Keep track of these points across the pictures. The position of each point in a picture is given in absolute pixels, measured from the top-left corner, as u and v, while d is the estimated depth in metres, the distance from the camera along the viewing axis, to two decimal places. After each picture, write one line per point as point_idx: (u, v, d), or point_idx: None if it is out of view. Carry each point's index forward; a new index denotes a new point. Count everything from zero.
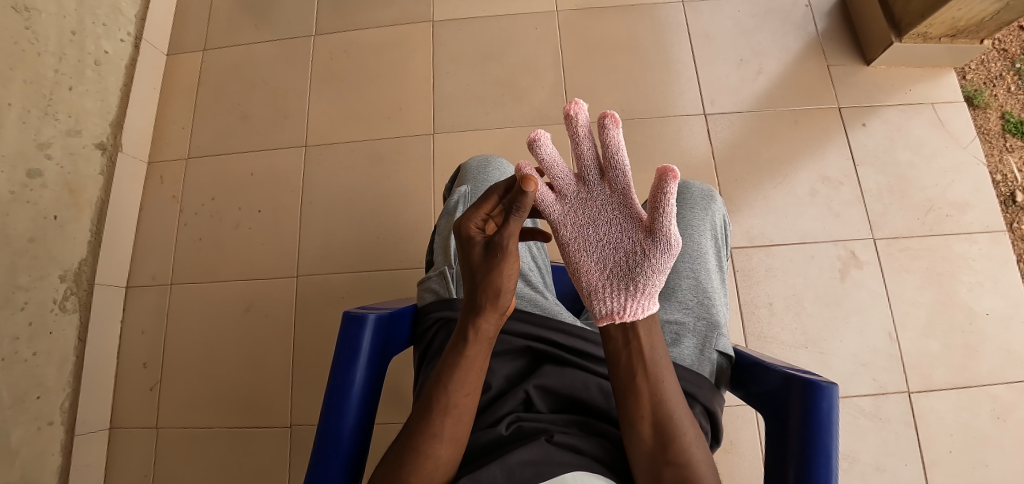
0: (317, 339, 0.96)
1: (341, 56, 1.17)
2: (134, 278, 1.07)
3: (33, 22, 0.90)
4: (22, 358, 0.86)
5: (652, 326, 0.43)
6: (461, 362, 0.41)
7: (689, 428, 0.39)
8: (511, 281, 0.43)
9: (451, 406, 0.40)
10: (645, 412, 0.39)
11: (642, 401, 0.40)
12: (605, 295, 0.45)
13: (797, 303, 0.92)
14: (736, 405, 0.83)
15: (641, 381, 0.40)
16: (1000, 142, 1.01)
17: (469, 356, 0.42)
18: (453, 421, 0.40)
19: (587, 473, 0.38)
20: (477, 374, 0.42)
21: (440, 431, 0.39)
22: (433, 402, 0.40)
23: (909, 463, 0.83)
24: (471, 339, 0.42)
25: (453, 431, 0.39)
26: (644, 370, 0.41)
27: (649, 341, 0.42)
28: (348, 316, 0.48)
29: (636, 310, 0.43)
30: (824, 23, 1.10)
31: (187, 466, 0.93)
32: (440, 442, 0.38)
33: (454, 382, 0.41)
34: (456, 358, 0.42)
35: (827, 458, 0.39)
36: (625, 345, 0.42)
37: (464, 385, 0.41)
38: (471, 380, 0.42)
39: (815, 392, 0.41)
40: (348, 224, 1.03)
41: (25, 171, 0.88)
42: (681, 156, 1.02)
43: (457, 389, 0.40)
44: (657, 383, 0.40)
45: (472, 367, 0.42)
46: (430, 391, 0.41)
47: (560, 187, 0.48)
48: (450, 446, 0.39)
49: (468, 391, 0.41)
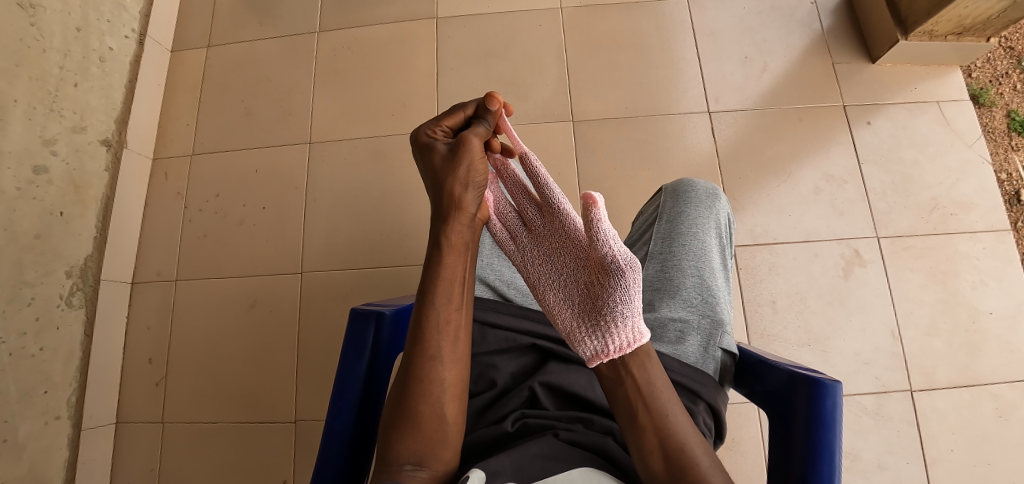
0: (321, 335, 0.97)
1: (345, 52, 1.17)
2: (138, 275, 1.07)
3: (37, 19, 0.90)
4: (29, 353, 0.87)
5: (645, 359, 0.42)
6: (444, 272, 0.42)
7: (703, 457, 0.38)
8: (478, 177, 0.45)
9: (445, 325, 0.41)
10: (652, 446, 0.38)
11: (647, 435, 0.38)
12: (586, 337, 0.45)
13: (800, 301, 0.92)
14: (739, 403, 0.84)
15: (642, 417, 0.39)
16: (1004, 140, 1.00)
17: (447, 262, 0.42)
18: (450, 339, 0.41)
19: (594, 470, 0.38)
20: (460, 286, 0.43)
21: (440, 354, 0.40)
22: (428, 325, 0.40)
23: (911, 461, 0.83)
24: (444, 245, 0.43)
25: (452, 351, 0.41)
26: (644, 405, 0.40)
27: (643, 374, 0.41)
28: (354, 313, 0.49)
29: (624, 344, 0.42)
30: (829, 21, 1.10)
31: (192, 461, 0.94)
32: (443, 365, 0.40)
33: (441, 296, 0.41)
34: (435, 267, 0.42)
35: (831, 454, 0.39)
36: (620, 383, 0.41)
37: (451, 300, 0.42)
38: (457, 291, 0.42)
39: (820, 390, 0.41)
40: (352, 221, 1.03)
41: (30, 167, 0.88)
42: (686, 154, 1.02)
43: (446, 305, 0.41)
44: (659, 414, 0.39)
45: (453, 275, 0.42)
46: (420, 315, 0.41)
47: (513, 233, 0.52)
48: (453, 368, 0.40)
49: (456, 305, 0.42)
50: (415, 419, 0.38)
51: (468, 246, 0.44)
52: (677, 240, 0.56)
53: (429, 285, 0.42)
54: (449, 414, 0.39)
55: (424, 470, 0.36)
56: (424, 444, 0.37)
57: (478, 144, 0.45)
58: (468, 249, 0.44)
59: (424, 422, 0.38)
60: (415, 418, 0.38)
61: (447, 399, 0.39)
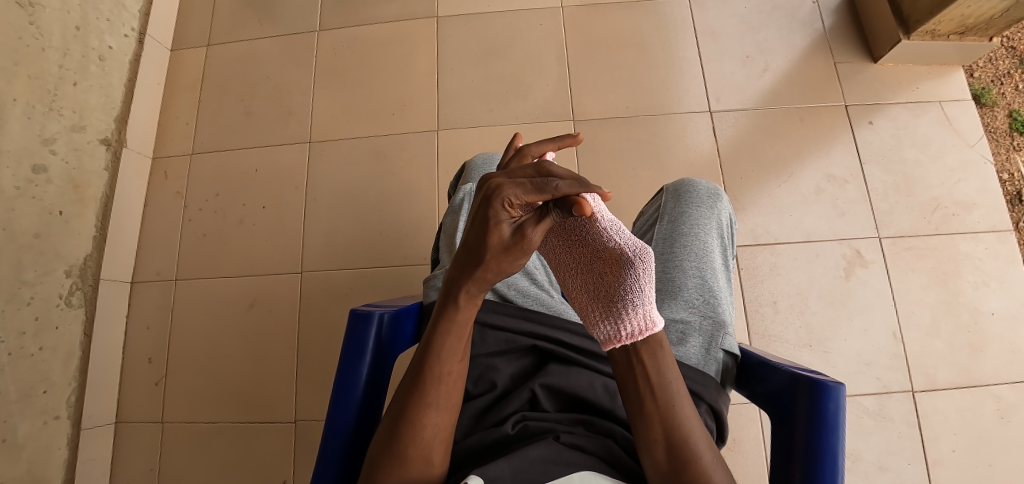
0: (321, 335, 0.96)
1: (345, 51, 1.16)
2: (138, 274, 1.07)
3: (37, 18, 0.90)
4: (28, 353, 0.87)
5: (657, 347, 0.42)
6: (453, 328, 0.40)
7: (706, 450, 0.38)
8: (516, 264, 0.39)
9: (445, 374, 0.40)
10: (657, 435, 0.39)
11: (653, 424, 0.39)
12: (601, 324, 0.46)
13: (801, 301, 0.92)
14: (740, 403, 0.83)
15: (650, 405, 0.40)
16: (1006, 140, 1.00)
17: (458, 319, 0.40)
18: (447, 388, 0.40)
19: (594, 473, 0.38)
20: (465, 341, 0.41)
21: (436, 401, 0.39)
22: (429, 370, 0.39)
23: (912, 461, 0.82)
24: (459, 300, 0.40)
25: (447, 398, 0.40)
26: (653, 394, 0.40)
27: (655, 362, 0.41)
28: (354, 313, 0.48)
29: (636, 332, 0.42)
30: (831, 20, 1.10)
31: (192, 460, 0.94)
32: (438, 411, 0.39)
33: (445, 348, 0.40)
34: (444, 320, 0.40)
35: (833, 458, 0.39)
36: (630, 371, 0.42)
37: (454, 352, 0.40)
38: (461, 346, 0.41)
39: (822, 392, 0.41)
40: (352, 220, 1.03)
41: (29, 167, 0.88)
42: (687, 154, 1.02)
43: (449, 356, 0.40)
44: (667, 405, 0.39)
45: (462, 332, 0.41)
46: (422, 357, 0.40)
47: None
48: (446, 413, 0.39)
49: (459, 357, 0.41)
50: (402, 458, 0.37)
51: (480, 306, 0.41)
52: (678, 241, 0.55)
53: (435, 332, 0.40)
54: (435, 458, 0.38)
55: None
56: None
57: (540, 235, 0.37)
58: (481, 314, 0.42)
59: (410, 463, 0.37)
60: (401, 459, 0.37)
61: (437, 441, 0.38)
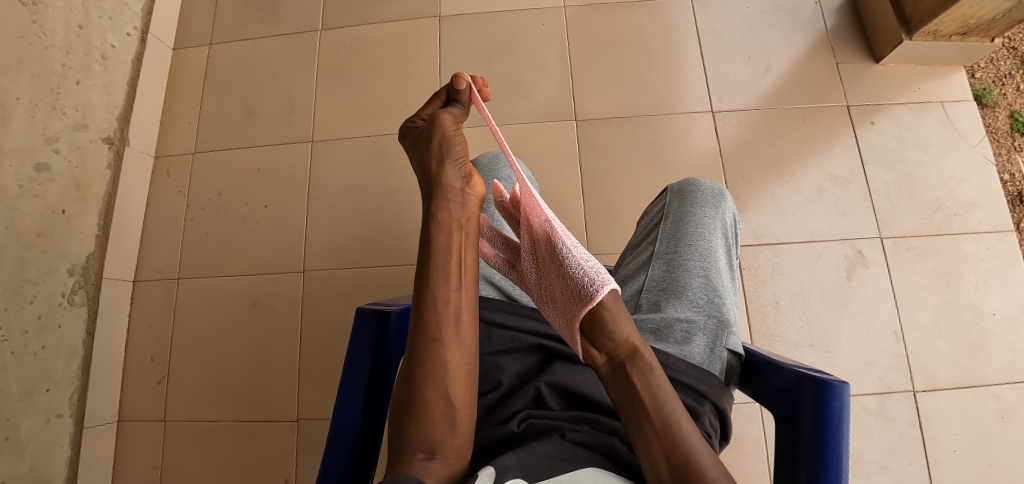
0: (324, 334, 0.96)
1: (347, 51, 1.16)
2: (141, 273, 1.07)
3: (40, 16, 0.90)
4: (31, 351, 0.87)
5: (646, 369, 0.40)
6: (439, 256, 0.40)
7: (711, 466, 0.36)
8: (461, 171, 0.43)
9: (443, 306, 0.39)
10: (659, 456, 0.37)
11: (654, 447, 0.37)
12: (563, 317, 0.44)
13: (803, 301, 0.92)
14: (741, 403, 0.84)
15: (647, 428, 0.38)
16: (1007, 141, 1.00)
17: (441, 244, 0.41)
18: (452, 323, 0.40)
19: (599, 470, 0.37)
20: (458, 268, 0.41)
21: (445, 338, 0.39)
22: (427, 307, 0.39)
23: (914, 461, 0.83)
24: (437, 229, 0.41)
25: (455, 333, 0.40)
26: (648, 414, 0.38)
27: (646, 383, 0.40)
28: (359, 312, 0.49)
29: (582, 299, 0.40)
30: (833, 21, 1.10)
31: (194, 459, 0.94)
32: (447, 349, 0.39)
33: (438, 280, 0.40)
34: (427, 251, 0.41)
35: (838, 456, 0.39)
36: (623, 393, 0.40)
37: (449, 280, 0.40)
38: (456, 273, 0.41)
39: (827, 391, 0.41)
40: (354, 219, 1.03)
41: (32, 165, 0.88)
42: (689, 154, 1.02)
43: (444, 286, 0.40)
44: (663, 423, 0.38)
45: (449, 257, 0.41)
46: (418, 299, 0.40)
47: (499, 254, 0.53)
48: (457, 350, 0.39)
49: (457, 287, 0.40)
50: (422, 404, 0.37)
51: (461, 224, 0.42)
52: (683, 240, 0.56)
53: (424, 268, 0.40)
54: (456, 397, 0.39)
55: (437, 452, 0.37)
56: (434, 433, 0.37)
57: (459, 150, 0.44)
58: (465, 232, 0.42)
59: (431, 408, 0.37)
60: (423, 404, 0.37)
61: (452, 381, 0.39)
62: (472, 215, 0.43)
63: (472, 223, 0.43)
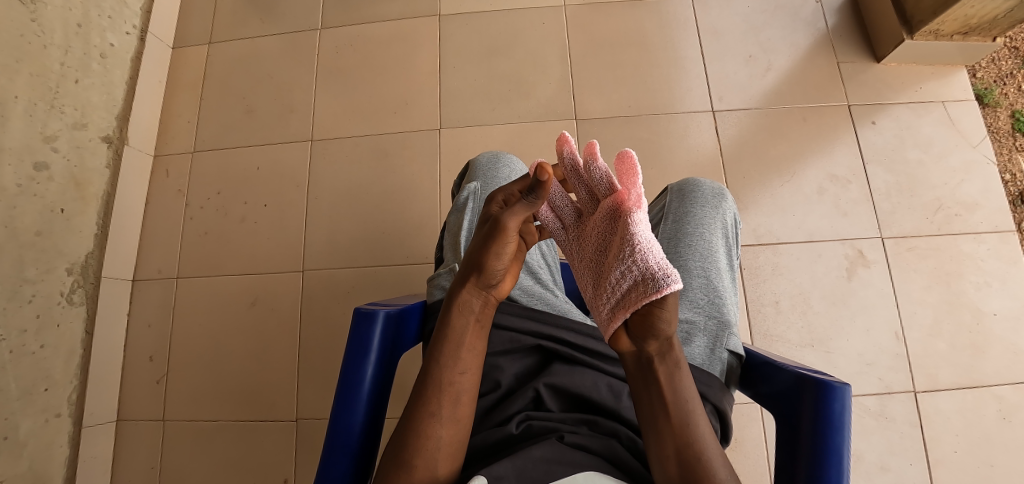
0: (323, 333, 0.96)
1: (347, 49, 1.16)
2: (140, 272, 1.07)
3: (39, 15, 0.90)
4: (30, 350, 0.87)
5: (675, 368, 0.39)
6: (454, 340, 0.43)
7: (721, 468, 0.36)
8: (501, 259, 0.43)
9: (447, 384, 0.41)
10: (669, 452, 0.37)
11: (666, 442, 0.38)
12: (614, 294, 0.41)
13: (803, 301, 0.91)
14: (742, 403, 0.83)
15: (663, 423, 0.38)
16: (1009, 141, 1.00)
17: (454, 326, 0.43)
18: (450, 400, 0.40)
19: (597, 473, 0.37)
20: (467, 352, 0.43)
21: (440, 411, 0.40)
22: (432, 382, 0.41)
23: (914, 462, 0.82)
24: (456, 309, 0.43)
25: (452, 411, 0.40)
26: (666, 410, 0.38)
27: (671, 382, 0.39)
28: (358, 312, 0.48)
29: (648, 290, 0.37)
30: (835, 20, 1.09)
31: (193, 458, 0.94)
32: (441, 422, 0.39)
33: (448, 359, 0.42)
34: (444, 333, 0.43)
35: (838, 458, 0.39)
36: (646, 388, 0.40)
37: (456, 361, 0.42)
38: (465, 357, 0.42)
39: (828, 392, 0.41)
40: (354, 218, 1.03)
41: (31, 164, 0.88)
42: (689, 153, 1.02)
43: (450, 365, 0.41)
44: (681, 422, 0.38)
45: (462, 342, 0.43)
46: (426, 371, 0.42)
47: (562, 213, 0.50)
48: (452, 427, 0.40)
49: (466, 369, 0.42)
50: (408, 466, 0.37)
51: (477, 317, 0.44)
52: (683, 241, 0.55)
53: (437, 345, 0.43)
54: (440, 471, 0.38)
55: None
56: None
57: (515, 227, 0.41)
58: (480, 322, 0.44)
59: (415, 473, 0.37)
60: (406, 470, 0.37)
61: (441, 457, 0.38)
62: (491, 310, 0.45)
63: (488, 316, 0.46)
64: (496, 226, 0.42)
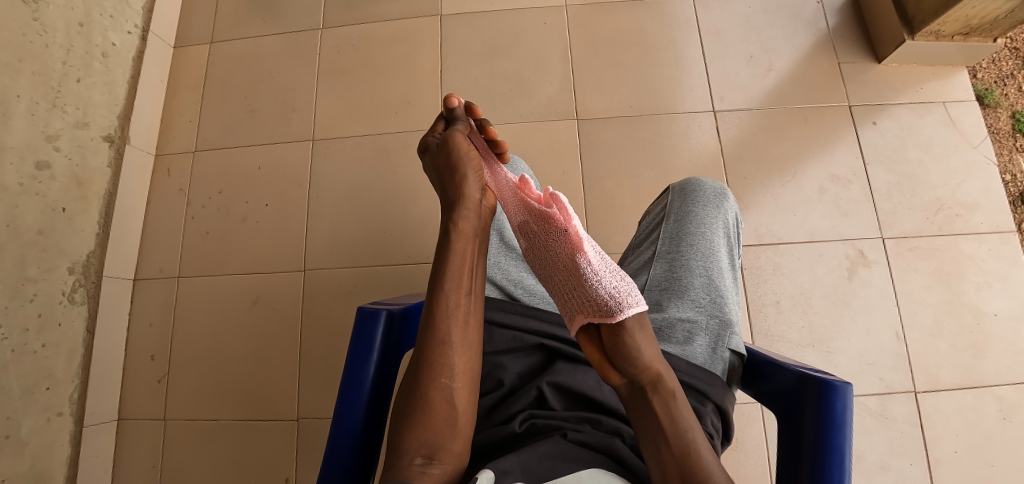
0: (325, 333, 0.96)
1: (349, 49, 1.16)
2: (141, 271, 1.07)
3: (41, 14, 0.90)
4: (32, 349, 0.87)
5: (669, 397, 0.39)
6: (453, 258, 0.42)
7: None
8: (474, 174, 0.46)
9: (454, 308, 0.41)
10: (672, 474, 0.36)
11: (669, 470, 0.36)
12: (570, 304, 0.45)
13: (804, 301, 0.92)
14: (743, 403, 0.83)
15: (665, 451, 0.37)
16: (1009, 141, 1.00)
17: (455, 248, 0.43)
18: (460, 325, 0.41)
19: (602, 470, 0.37)
20: (469, 276, 0.43)
21: (451, 338, 0.40)
22: (438, 308, 0.41)
23: (914, 462, 0.83)
24: (452, 235, 0.43)
25: (462, 336, 0.41)
26: (666, 437, 0.37)
27: (667, 410, 0.39)
28: (361, 311, 0.49)
29: (603, 313, 0.41)
30: (835, 20, 1.10)
31: (194, 458, 0.94)
32: (453, 351, 0.40)
33: (451, 285, 0.41)
34: (442, 253, 0.43)
35: (840, 457, 0.39)
36: (643, 417, 0.39)
37: (460, 283, 0.42)
38: (466, 277, 0.43)
39: (830, 391, 0.41)
40: (355, 218, 1.03)
41: (33, 163, 0.88)
42: (690, 153, 1.02)
43: (456, 288, 0.42)
44: (682, 447, 0.37)
45: (462, 261, 0.43)
46: (430, 302, 0.41)
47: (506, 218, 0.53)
48: (463, 354, 0.41)
49: (466, 291, 0.42)
50: (427, 404, 0.38)
51: (474, 234, 0.44)
52: (685, 240, 0.55)
53: (439, 272, 0.42)
54: (459, 400, 0.39)
55: (435, 462, 0.36)
56: (435, 432, 0.37)
57: (464, 144, 0.47)
58: (476, 242, 0.44)
59: (435, 408, 0.38)
60: (426, 404, 0.38)
61: (458, 384, 0.40)
62: (485, 226, 0.46)
63: (483, 231, 0.46)
64: (450, 146, 0.47)
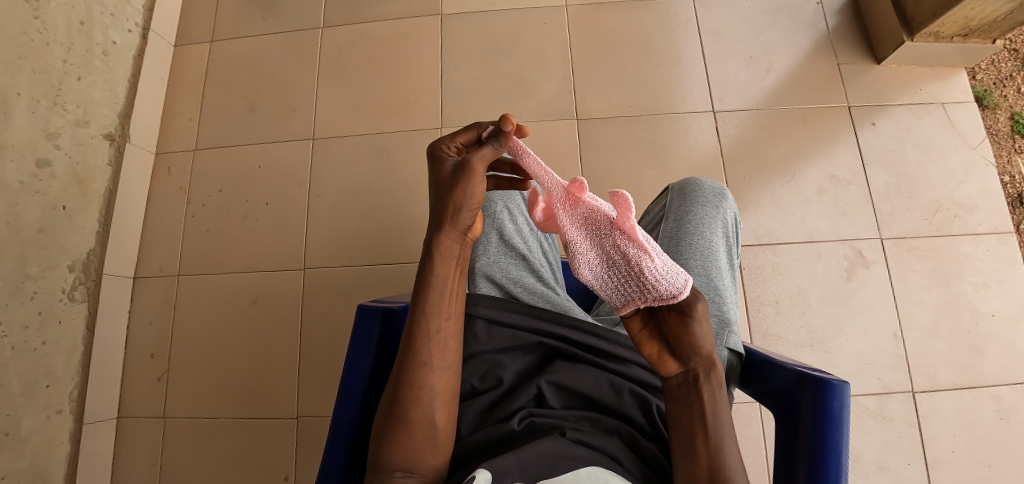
0: (324, 332, 0.97)
1: (349, 48, 1.16)
2: (141, 269, 1.07)
3: (42, 12, 0.90)
4: (32, 347, 0.87)
5: (717, 387, 0.41)
6: (435, 285, 0.41)
7: None
8: (476, 200, 0.41)
9: (434, 334, 0.41)
10: (701, 472, 0.39)
11: (699, 461, 0.39)
12: (614, 290, 0.41)
13: (803, 301, 0.92)
14: (741, 402, 0.84)
15: (700, 443, 0.40)
16: (1007, 143, 1.01)
17: (437, 273, 0.41)
18: (439, 349, 0.41)
19: (600, 468, 0.38)
20: (451, 297, 0.42)
21: (430, 363, 0.41)
22: (418, 334, 0.41)
23: (911, 461, 0.83)
24: (435, 255, 0.41)
25: (442, 359, 0.41)
26: (705, 433, 0.40)
27: (712, 401, 0.40)
28: (360, 309, 0.49)
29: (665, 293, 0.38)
30: (835, 21, 1.10)
31: (194, 455, 0.94)
32: (433, 372, 0.41)
33: (433, 308, 0.41)
34: (424, 280, 0.41)
35: (837, 455, 0.39)
36: (688, 407, 0.41)
37: (441, 310, 0.42)
38: (448, 303, 0.42)
39: (827, 390, 0.41)
40: (355, 216, 1.03)
41: (34, 161, 0.88)
42: (689, 153, 1.02)
43: (436, 315, 0.41)
44: (716, 445, 0.39)
45: (444, 289, 0.42)
46: (411, 322, 0.41)
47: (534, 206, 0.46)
48: (443, 375, 0.41)
49: (448, 316, 0.42)
50: (407, 424, 0.39)
51: (457, 260, 0.43)
52: (684, 240, 0.56)
53: (420, 292, 0.42)
54: (439, 422, 0.41)
55: (413, 474, 0.39)
56: (415, 451, 0.39)
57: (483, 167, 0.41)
58: (460, 264, 0.43)
59: (414, 427, 0.39)
60: (405, 423, 0.39)
61: (437, 406, 0.41)
62: (466, 250, 0.43)
63: (466, 254, 0.44)
64: (468, 171, 0.40)
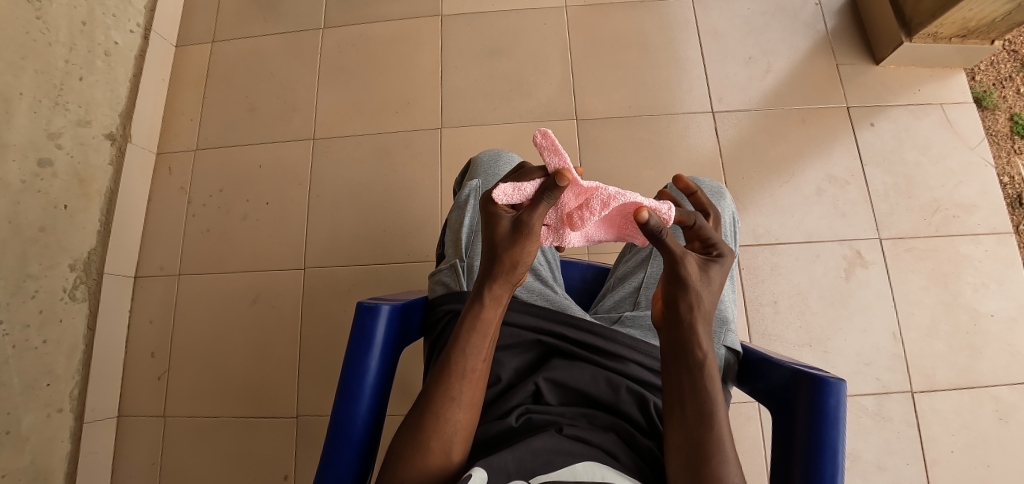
0: (323, 331, 0.97)
1: (350, 49, 1.17)
2: (142, 269, 1.08)
3: (44, 13, 0.90)
4: (32, 345, 0.87)
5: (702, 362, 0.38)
6: (477, 325, 0.43)
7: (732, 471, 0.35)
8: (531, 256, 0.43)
9: (469, 372, 0.41)
10: (678, 445, 0.37)
11: (677, 432, 0.37)
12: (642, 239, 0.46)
13: (801, 301, 0.92)
14: (740, 402, 0.84)
15: (681, 415, 0.38)
16: (1007, 144, 1.01)
17: (481, 315, 0.43)
18: (470, 387, 0.41)
19: (596, 463, 0.37)
20: (488, 340, 0.43)
21: (460, 398, 0.41)
22: (454, 368, 0.41)
23: (911, 461, 0.83)
24: (484, 300, 0.43)
25: (471, 396, 0.41)
26: (684, 405, 0.38)
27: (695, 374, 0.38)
28: (360, 306, 0.48)
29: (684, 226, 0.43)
30: (833, 22, 1.10)
31: (194, 454, 0.94)
32: (459, 408, 0.40)
33: (470, 346, 0.42)
34: (470, 320, 0.43)
35: (833, 454, 0.39)
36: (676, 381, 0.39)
37: (479, 350, 0.42)
38: (486, 344, 0.43)
39: (823, 388, 0.41)
40: (355, 215, 1.04)
41: (36, 160, 0.88)
42: (688, 154, 1.02)
43: (473, 353, 0.42)
44: (699, 416, 0.37)
45: (485, 331, 0.43)
46: (447, 357, 0.42)
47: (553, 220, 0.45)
48: (468, 412, 0.41)
49: (483, 357, 0.43)
50: (424, 449, 0.39)
51: (500, 306, 0.44)
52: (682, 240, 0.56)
53: (461, 331, 0.42)
54: (454, 454, 0.40)
55: None
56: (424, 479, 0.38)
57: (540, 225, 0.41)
58: (502, 312, 0.44)
59: (430, 457, 0.39)
60: (423, 449, 0.39)
61: (457, 440, 0.40)
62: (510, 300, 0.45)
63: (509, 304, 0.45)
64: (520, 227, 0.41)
